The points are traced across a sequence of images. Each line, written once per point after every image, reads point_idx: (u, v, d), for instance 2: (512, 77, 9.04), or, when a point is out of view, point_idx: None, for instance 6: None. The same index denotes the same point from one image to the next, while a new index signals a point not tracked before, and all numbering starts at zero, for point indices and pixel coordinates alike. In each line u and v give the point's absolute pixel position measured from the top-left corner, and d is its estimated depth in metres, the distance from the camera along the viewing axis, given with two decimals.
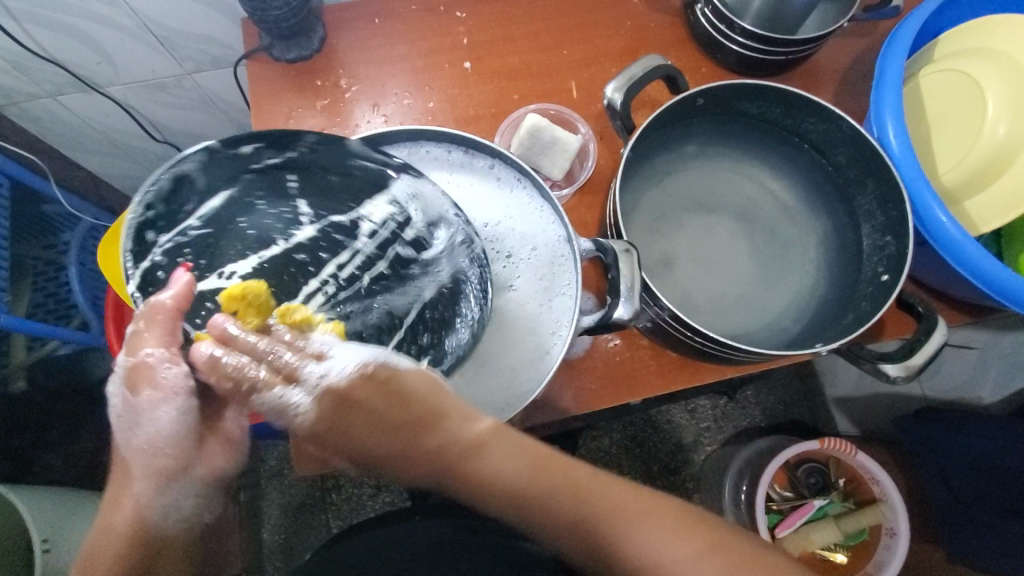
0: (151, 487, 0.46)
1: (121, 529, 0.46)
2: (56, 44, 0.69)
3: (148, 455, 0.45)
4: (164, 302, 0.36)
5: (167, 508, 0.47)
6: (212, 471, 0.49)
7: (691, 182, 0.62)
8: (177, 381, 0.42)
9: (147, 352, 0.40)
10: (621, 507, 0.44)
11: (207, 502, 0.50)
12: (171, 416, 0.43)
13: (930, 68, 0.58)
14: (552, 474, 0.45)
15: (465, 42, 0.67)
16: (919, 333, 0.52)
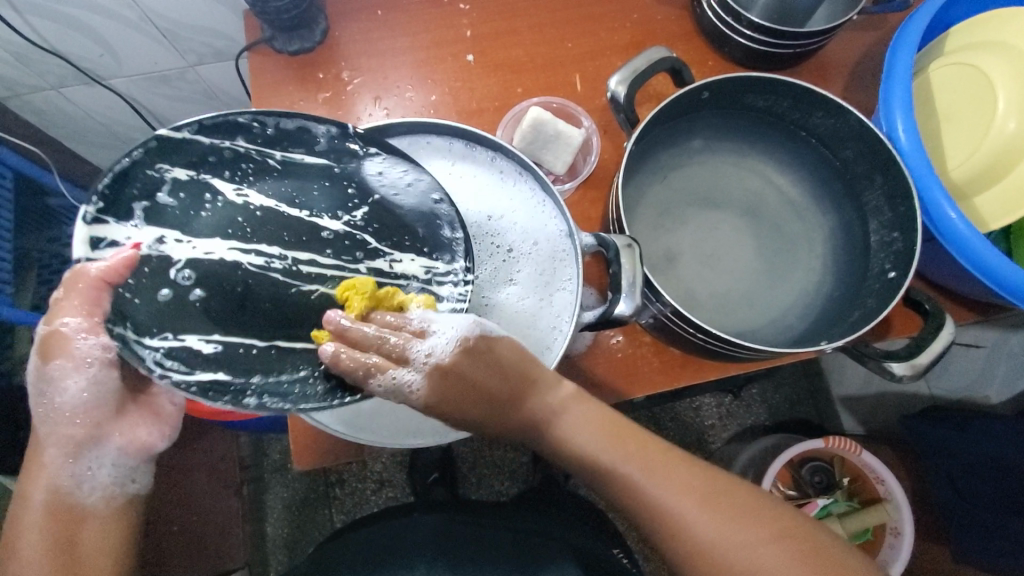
0: (66, 457, 0.44)
1: (38, 499, 0.43)
2: (59, 36, 0.69)
3: (60, 422, 0.44)
4: (89, 273, 0.39)
5: (83, 476, 0.45)
6: (140, 442, 0.47)
7: (695, 176, 0.61)
8: (91, 351, 0.42)
9: (64, 319, 0.40)
10: (697, 490, 0.43)
11: (138, 476, 0.48)
12: (83, 385, 0.43)
13: (940, 61, 0.57)
14: (631, 446, 0.44)
15: (468, 34, 0.66)
16: (925, 331, 0.51)
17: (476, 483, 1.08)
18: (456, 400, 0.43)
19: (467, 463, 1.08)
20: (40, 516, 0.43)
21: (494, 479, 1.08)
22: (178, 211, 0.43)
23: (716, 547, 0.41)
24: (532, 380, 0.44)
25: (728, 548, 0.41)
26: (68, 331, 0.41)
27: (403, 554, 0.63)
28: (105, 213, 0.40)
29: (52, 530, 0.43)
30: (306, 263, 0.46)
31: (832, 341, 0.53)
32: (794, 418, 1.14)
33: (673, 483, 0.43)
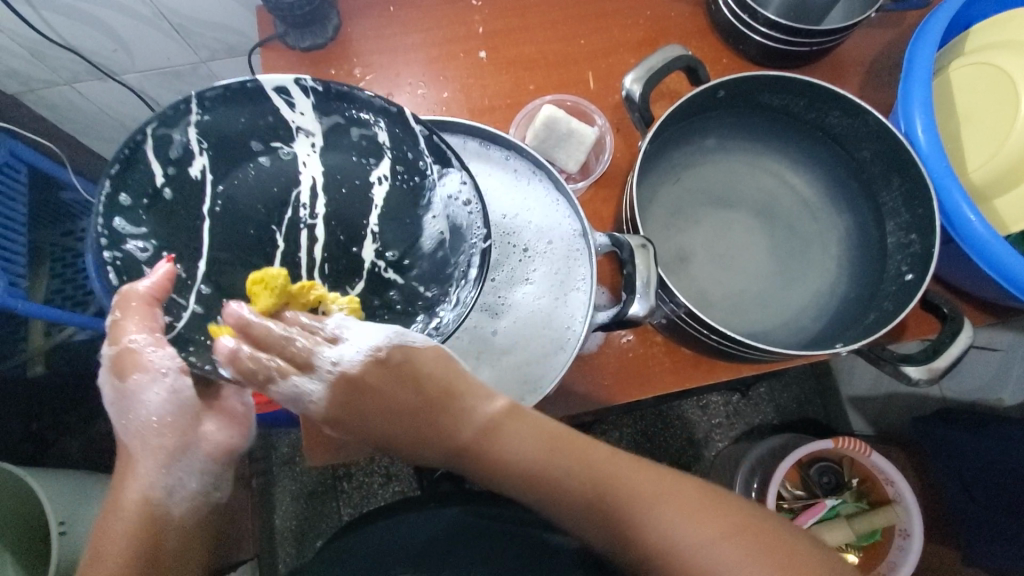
0: (159, 465, 0.45)
1: (130, 515, 0.43)
2: (74, 32, 0.69)
3: (147, 433, 0.45)
4: (134, 292, 0.40)
5: (173, 485, 0.45)
6: (218, 443, 0.48)
7: (709, 175, 0.61)
8: (165, 362, 0.43)
9: (131, 336, 0.41)
10: (636, 489, 0.43)
11: (216, 479, 0.49)
12: (164, 396, 0.44)
13: (962, 60, 0.56)
14: (568, 457, 0.45)
15: (481, 31, 0.66)
16: (943, 335, 0.51)
17: None
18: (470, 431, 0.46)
19: None
20: (134, 530, 0.42)
21: None
22: (354, 136, 0.48)
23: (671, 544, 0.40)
24: (455, 393, 0.47)
25: (682, 545, 0.40)
26: (136, 346, 0.42)
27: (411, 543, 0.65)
28: (311, 93, 0.45)
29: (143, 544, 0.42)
30: (299, 240, 0.49)
31: (847, 344, 0.53)
32: (803, 417, 1.13)
33: (614, 483, 0.43)
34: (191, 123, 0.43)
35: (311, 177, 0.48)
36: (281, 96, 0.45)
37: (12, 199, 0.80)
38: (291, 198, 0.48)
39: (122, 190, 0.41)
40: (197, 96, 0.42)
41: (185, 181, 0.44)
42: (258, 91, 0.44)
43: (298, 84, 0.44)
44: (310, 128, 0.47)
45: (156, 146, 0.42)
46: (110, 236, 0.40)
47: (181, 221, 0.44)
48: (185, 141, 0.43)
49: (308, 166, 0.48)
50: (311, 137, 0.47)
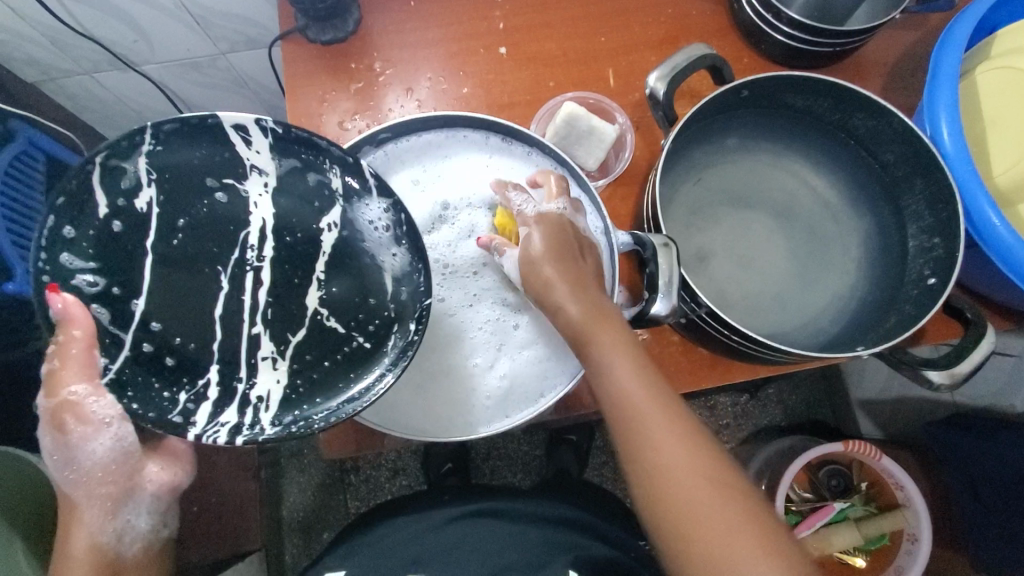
0: (107, 510, 0.49)
1: (79, 557, 0.47)
2: (95, 22, 0.70)
3: (91, 480, 0.48)
4: (75, 335, 0.39)
5: (121, 528, 0.50)
6: (162, 484, 0.53)
7: (730, 176, 0.61)
8: (106, 411, 0.44)
9: (72, 389, 0.42)
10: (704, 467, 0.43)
11: (161, 519, 0.54)
12: (107, 445, 0.47)
13: (989, 64, 0.55)
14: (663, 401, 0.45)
15: (501, 27, 0.66)
16: (967, 339, 0.50)
17: (489, 474, 1.08)
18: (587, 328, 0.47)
19: (481, 454, 1.09)
20: (87, 570, 0.47)
21: (507, 470, 1.09)
22: (316, 181, 0.44)
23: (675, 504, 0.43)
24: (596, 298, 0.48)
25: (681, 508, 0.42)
26: (78, 397, 0.42)
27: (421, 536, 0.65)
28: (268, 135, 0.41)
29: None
30: (243, 283, 0.45)
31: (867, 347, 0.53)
32: (811, 419, 1.13)
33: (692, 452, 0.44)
34: (142, 154, 0.40)
35: (261, 220, 0.44)
36: (239, 133, 0.41)
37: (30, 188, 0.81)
38: (236, 239, 0.44)
39: (67, 222, 0.38)
40: (152, 128, 0.39)
41: (134, 216, 0.41)
42: (214, 127, 0.40)
43: (257, 123, 0.41)
44: (264, 167, 0.43)
45: (108, 176, 0.39)
46: (53, 268, 0.38)
47: (125, 247, 0.41)
48: (134, 171, 0.40)
49: (259, 205, 0.44)
50: (265, 177, 0.43)
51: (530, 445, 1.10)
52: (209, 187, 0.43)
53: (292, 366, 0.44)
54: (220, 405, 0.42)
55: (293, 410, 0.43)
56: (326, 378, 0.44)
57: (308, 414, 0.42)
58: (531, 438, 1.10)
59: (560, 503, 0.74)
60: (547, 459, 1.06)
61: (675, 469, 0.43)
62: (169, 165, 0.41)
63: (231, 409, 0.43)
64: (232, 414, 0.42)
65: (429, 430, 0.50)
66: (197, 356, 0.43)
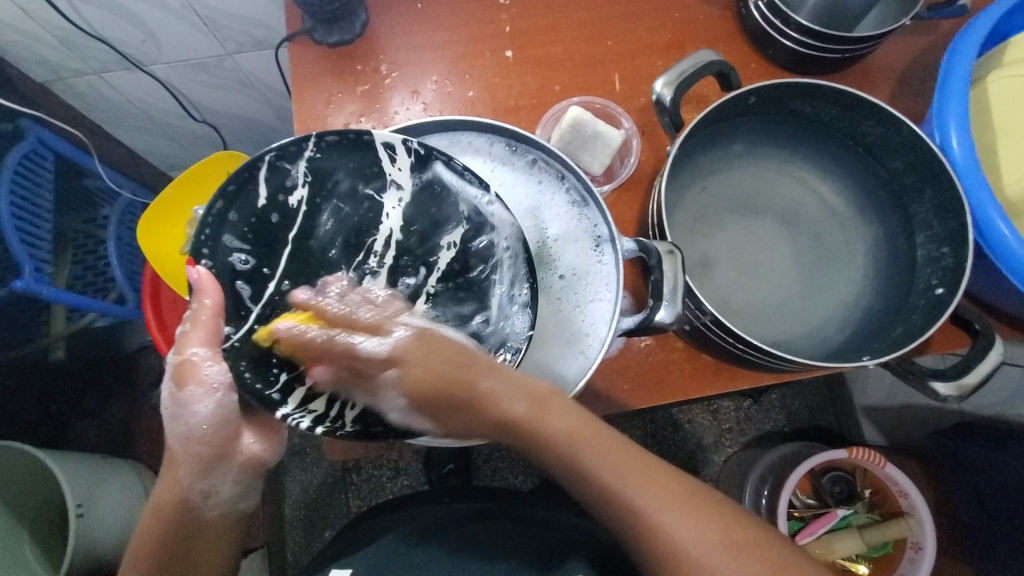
0: (195, 475, 0.47)
1: (165, 514, 0.47)
2: (105, 22, 0.70)
3: (191, 440, 0.47)
4: (205, 304, 0.40)
5: (207, 490, 0.48)
6: (251, 457, 0.50)
7: (736, 182, 0.60)
8: (217, 377, 0.43)
9: (192, 350, 0.42)
10: (726, 540, 0.42)
11: (246, 490, 0.51)
12: (211, 409, 0.45)
13: (1000, 72, 0.55)
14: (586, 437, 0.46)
15: (508, 30, 0.66)
16: (973, 351, 0.50)
17: (490, 475, 1.09)
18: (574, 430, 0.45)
19: (483, 456, 1.09)
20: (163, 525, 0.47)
21: (509, 472, 1.09)
22: (451, 198, 0.47)
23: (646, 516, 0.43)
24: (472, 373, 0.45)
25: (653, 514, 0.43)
26: (197, 360, 0.42)
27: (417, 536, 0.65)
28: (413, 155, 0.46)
29: (169, 542, 0.47)
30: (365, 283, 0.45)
31: (874, 358, 0.52)
32: (816, 425, 1.12)
33: (643, 484, 0.44)
34: (304, 158, 0.44)
35: (389, 229, 0.45)
36: (387, 151, 0.46)
37: (38, 187, 0.81)
38: (364, 245, 0.45)
39: (230, 206, 0.41)
40: (317, 138, 0.44)
41: (286, 210, 0.43)
42: (368, 142, 0.45)
43: (405, 144, 0.46)
44: (403, 182, 0.46)
45: (270, 173, 0.43)
46: (213, 248, 0.40)
47: (272, 235, 0.42)
48: (295, 173, 0.43)
49: (389, 215, 0.45)
50: (402, 191, 0.46)
51: None
52: (355, 191, 0.45)
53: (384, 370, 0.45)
54: (313, 394, 0.43)
55: (372, 415, 0.45)
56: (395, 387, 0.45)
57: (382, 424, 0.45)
58: None
59: (562, 507, 0.73)
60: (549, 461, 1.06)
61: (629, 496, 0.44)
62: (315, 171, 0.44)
63: (320, 399, 0.43)
64: (320, 403, 0.43)
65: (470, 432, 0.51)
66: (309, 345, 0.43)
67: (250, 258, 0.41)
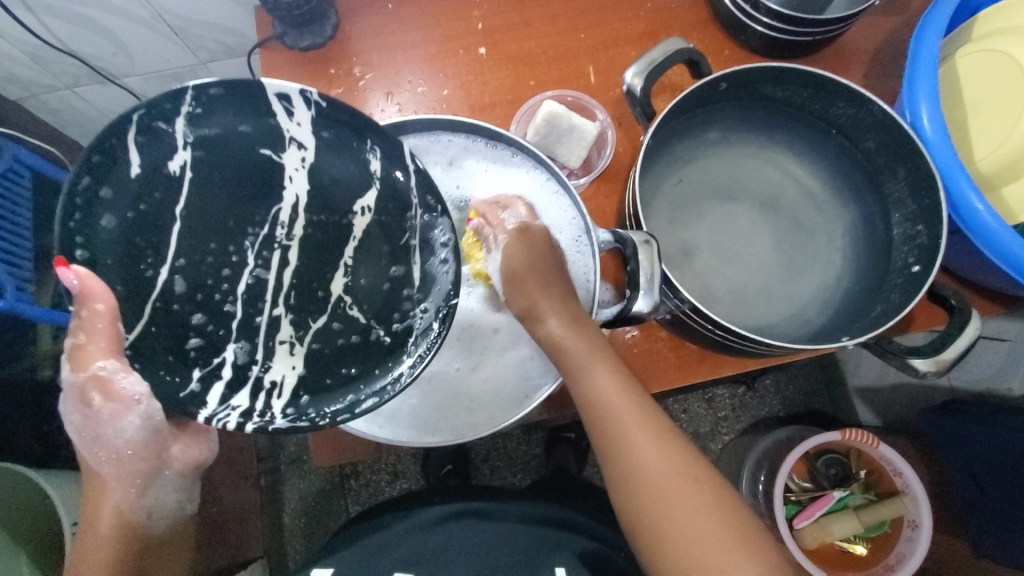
0: (135, 491, 0.48)
1: (110, 533, 0.47)
2: (74, 37, 0.69)
3: (123, 459, 0.47)
4: (98, 309, 0.39)
5: (151, 505, 0.50)
6: (187, 462, 0.52)
7: (712, 169, 0.60)
8: (135, 388, 0.43)
9: (99, 364, 0.42)
10: (705, 502, 0.43)
11: (189, 492, 0.54)
12: (137, 423, 0.45)
13: (969, 47, 0.55)
14: (607, 366, 0.47)
15: (480, 27, 0.66)
16: (951, 327, 0.50)
17: (489, 474, 1.08)
18: (584, 347, 0.46)
19: (480, 455, 1.09)
20: (118, 545, 0.47)
21: (507, 471, 1.09)
22: (358, 173, 0.44)
23: (642, 456, 0.45)
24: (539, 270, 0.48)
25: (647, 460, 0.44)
26: (107, 373, 0.42)
27: (403, 536, 0.64)
28: (293, 100, 0.41)
29: (127, 559, 0.48)
30: (271, 260, 0.45)
31: (855, 337, 0.52)
32: (810, 408, 1.13)
33: (646, 423, 0.46)
34: (182, 115, 0.40)
35: (295, 196, 0.44)
36: (282, 103, 0.41)
37: (17, 205, 0.81)
38: (269, 215, 0.45)
39: (99, 182, 0.39)
40: (196, 91, 0.39)
41: (169, 180, 0.41)
42: (258, 92, 0.40)
43: (302, 94, 0.41)
44: (304, 140, 0.43)
45: (144, 136, 0.40)
46: (88, 233, 0.39)
47: (150, 221, 0.41)
48: (174, 133, 0.40)
49: (293, 182, 0.44)
50: (304, 151, 0.43)
51: (528, 444, 1.10)
52: (249, 150, 0.43)
53: (307, 352, 0.45)
54: (231, 389, 0.43)
55: (305, 394, 0.43)
56: (322, 369, 0.45)
57: (311, 410, 0.43)
58: (529, 436, 1.10)
59: (553, 502, 0.73)
60: (546, 457, 1.06)
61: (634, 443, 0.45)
62: (203, 130, 0.41)
63: (241, 394, 0.43)
64: (243, 398, 0.43)
65: (420, 434, 0.51)
66: (211, 338, 0.43)
67: (126, 234, 0.40)
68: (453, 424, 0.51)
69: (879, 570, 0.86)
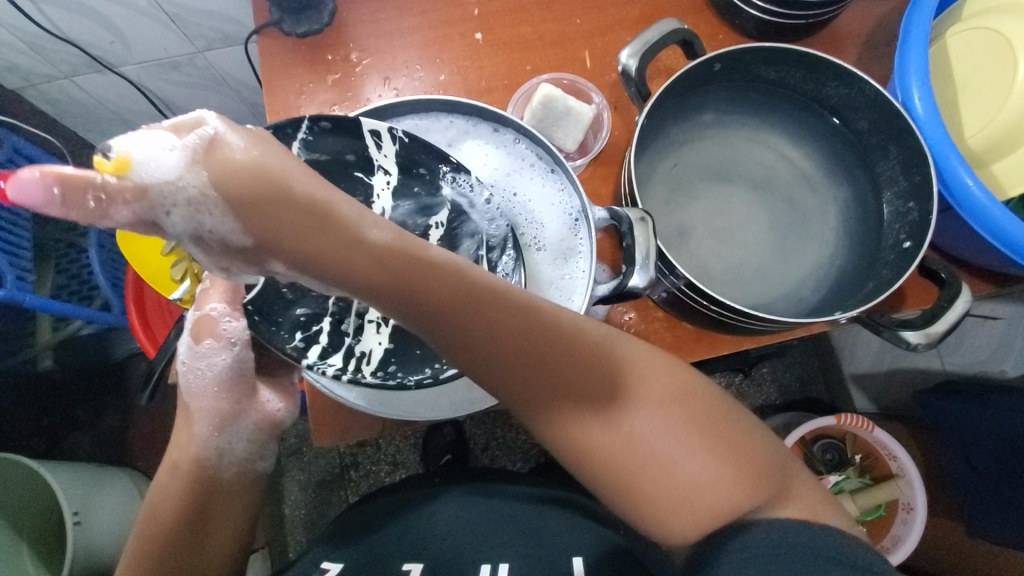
0: (213, 428, 0.49)
1: (183, 468, 0.47)
2: (73, 26, 0.70)
3: (208, 397, 0.50)
4: None
5: (222, 448, 0.49)
6: (264, 415, 0.53)
7: (707, 150, 0.61)
8: (236, 333, 0.49)
9: (211, 305, 0.49)
10: (697, 442, 0.41)
11: (262, 449, 0.53)
12: (230, 363, 0.50)
13: (959, 26, 0.56)
14: (540, 355, 0.40)
15: (476, 13, 0.66)
16: (941, 300, 0.51)
17: (488, 462, 1.09)
18: (511, 337, 0.40)
19: (479, 444, 1.09)
20: (182, 483, 0.46)
21: (506, 459, 1.09)
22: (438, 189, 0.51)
23: (616, 440, 0.41)
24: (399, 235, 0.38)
25: (624, 439, 0.41)
26: (215, 315, 0.49)
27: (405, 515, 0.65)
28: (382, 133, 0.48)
29: (191, 498, 0.46)
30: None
31: (847, 312, 0.53)
32: (805, 397, 1.11)
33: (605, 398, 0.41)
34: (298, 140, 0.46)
35: (381, 209, 0.51)
36: (372, 137, 0.48)
37: (16, 195, 0.81)
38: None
39: None
40: (310, 122, 0.45)
41: None
42: (355, 126, 0.47)
43: (390, 131, 0.48)
44: (389, 167, 0.50)
45: None
46: None
47: None
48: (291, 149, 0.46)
49: (381, 199, 0.51)
50: (389, 176, 0.50)
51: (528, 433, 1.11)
52: (346, 173, 0.50)
53: (391, 331, 0.51)
54: (330, 350, 0.48)
55: (393, 362, 0.50)
56: (406, 345, 0.51)
57: (399, 373, 0.49)
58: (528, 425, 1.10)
59: (553, 482, 0.74)
60: None
61: (604, 430, 0.41)
62: (313, 153, 0.47)
63: (337, 355, 0.49)
64: (338, 358, 0.48)
65: (420, 411, 0.52)
66: (317, 308, 0.49)
67: None
68: (454, 400, 0.52)
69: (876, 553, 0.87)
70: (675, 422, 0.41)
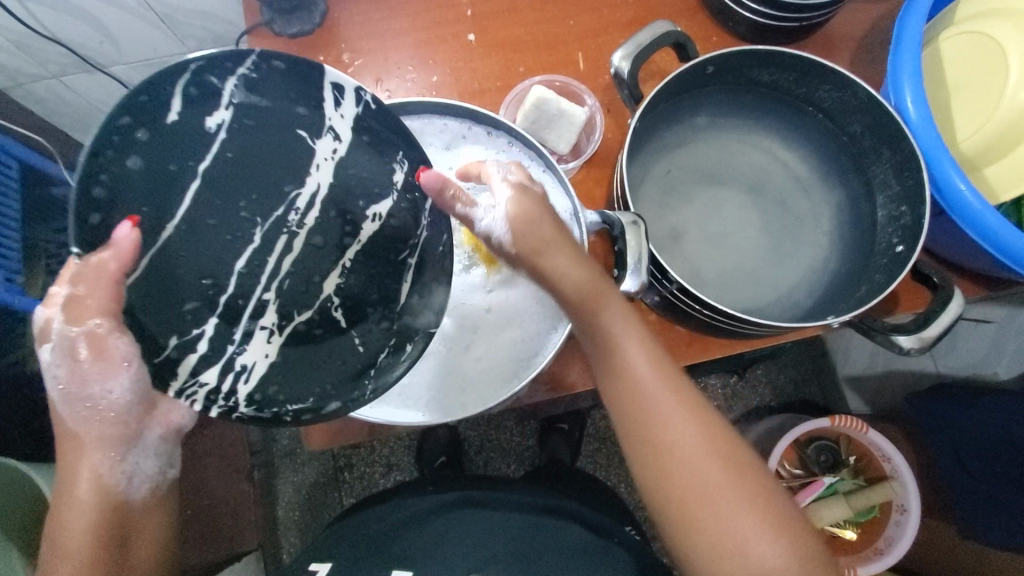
0: (113, 455, 0.44)
1: (85, 500, 0.44)
2: (60, 25, 0.69)
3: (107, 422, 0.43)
4: (107, 265, 0.35)
5: (129, 471, 0.46)
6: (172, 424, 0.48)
7: (699, 154, 0.61)
8: (126, 352, 0.39)
9: (92, 320, 0.38)
10: (758, 508, 0.44)
11: (171, 458, 0.50)
12: (126, 386, 0.41)
13: (951, 31, 0.56)
14: (657, 380, 0.47)
15: (469, 14, 0.65)
16: (934, 305, 0.51)
17: (482, 465, 1.09)
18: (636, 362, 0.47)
19: (473, 446, 1.09)
20: (94, 515, 0.44)
21: (501, 462, 1.09)
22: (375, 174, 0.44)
23: (693, 468, 0.45)
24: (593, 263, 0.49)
25: (698, 472, 0.45)
26: (100, 332, 0.39)
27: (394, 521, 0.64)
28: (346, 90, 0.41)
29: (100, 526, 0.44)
30: (275, 242, 0.42)
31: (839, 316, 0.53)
32: (802, 399, 1.14)
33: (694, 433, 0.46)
34: (236, 74, 0.38)
35: (316, 184, 0.43)
36: (333, 92, 0.41)
37: (5, 196, 0.80)
38: (285, 197, 0.42)
39: (141, 124, 0.36)
40: (259, 58, 0.38)
41: (199, 131, 0.38)
42: (315, 77, 0.40)
43: (356, 91, 0.42)
44: (341, 132, 0.42)
45: (197, 88, 0.37)
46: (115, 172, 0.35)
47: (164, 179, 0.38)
48: (223, 89, 0.38)
49: (318, 172, 0.42)
50: (338, 142, 0.42)
51: (522, 435, 1.10)
52: (286, 129, 0.41)
53: (284, 344, 0.42)
54: (203, 362, 0.40)
55: (274, 384, 0.41)
56: (294, 363, 0.42)
57: (278, 401, 0.41)
58: (523, 427, 1.10)
59: (545, 488, 0.73)
60: (540, 448, 1.07)
61: (687, 454, 0.45)
62: (253, 96, 0.39)
63: (209, 370, 0.40)
64: (211, 375, 0.40)
65: (399, 413, 0.51)
66: (209, 304, 0.40)
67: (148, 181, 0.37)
68: (434, 403, 0.52)
69: (870, 554, 0.87)
70: (743, 488, 0.45)
